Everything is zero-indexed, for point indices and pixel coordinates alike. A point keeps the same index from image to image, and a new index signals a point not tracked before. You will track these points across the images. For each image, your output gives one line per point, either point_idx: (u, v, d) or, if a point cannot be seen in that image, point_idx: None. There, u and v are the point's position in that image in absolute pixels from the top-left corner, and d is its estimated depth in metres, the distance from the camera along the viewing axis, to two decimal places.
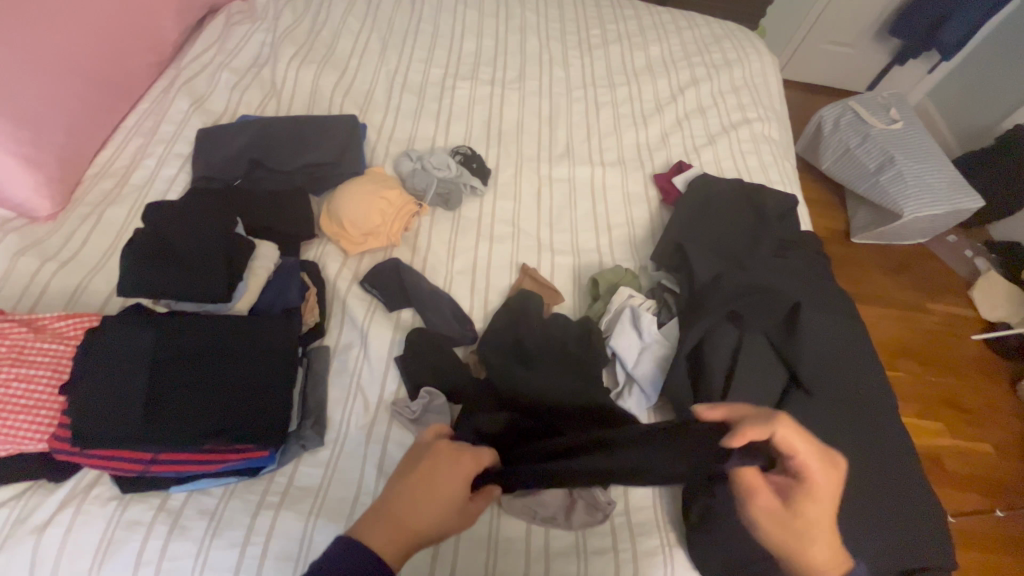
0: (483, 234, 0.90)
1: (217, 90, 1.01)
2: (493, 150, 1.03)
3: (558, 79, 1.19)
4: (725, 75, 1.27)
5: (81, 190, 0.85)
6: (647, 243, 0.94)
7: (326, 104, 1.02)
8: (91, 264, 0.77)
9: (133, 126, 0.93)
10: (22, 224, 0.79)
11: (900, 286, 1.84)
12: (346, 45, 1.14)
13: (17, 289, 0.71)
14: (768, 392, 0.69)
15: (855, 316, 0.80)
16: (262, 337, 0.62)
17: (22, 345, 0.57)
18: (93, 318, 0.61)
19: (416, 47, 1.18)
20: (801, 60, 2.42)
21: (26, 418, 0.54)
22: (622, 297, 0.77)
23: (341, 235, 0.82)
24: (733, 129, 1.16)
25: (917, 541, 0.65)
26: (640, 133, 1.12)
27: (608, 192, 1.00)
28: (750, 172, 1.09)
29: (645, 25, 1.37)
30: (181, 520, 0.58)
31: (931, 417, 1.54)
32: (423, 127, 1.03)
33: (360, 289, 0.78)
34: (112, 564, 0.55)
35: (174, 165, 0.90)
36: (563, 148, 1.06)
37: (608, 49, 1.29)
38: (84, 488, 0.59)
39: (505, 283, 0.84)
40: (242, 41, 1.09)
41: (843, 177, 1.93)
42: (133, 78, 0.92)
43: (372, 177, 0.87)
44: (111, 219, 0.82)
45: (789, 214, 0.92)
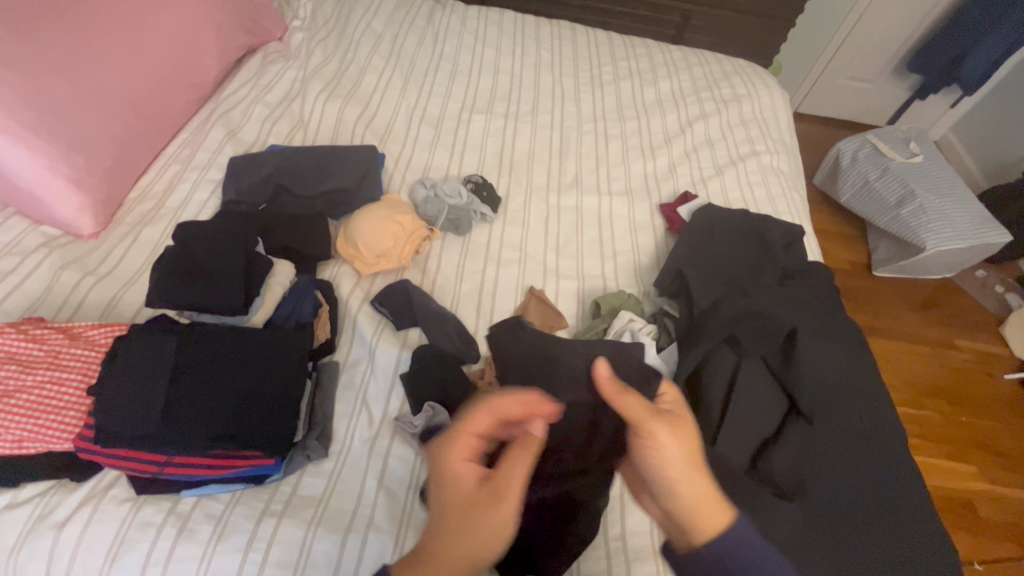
0: (491, 258, 0.93)
1: (251, 121, 1.09)
2: (504, 178, 1.08)
3: (569, 113, 1.25)
4: (734, 109, 1.31)
5: (122, 211, 0.92)
6: (651, 270, 0.96)
7: (349, 134, 1.09)
8: (126, 278, 0.83)
9: (173, 152, 1.01)
10: (67, 241, 0.86)
11: (925, 323, 1.80)
12: (371, 81, 1.22)
13: (58, 301, 0.78)
14: (765, 421, 0.69)
15: (858, 347, 0.80)
16: (277, 349, 0.65)
17: (58, 350, 0.62)
18: (121, 327, 0.65)
19: (436, 83, 1.25)
20: (816, 96, 2.45)
21: (55, 418, 0.58)
22: (621, 321, 0.78)
23: (354, 256, 0.86)
24: (741, 160, 1.18)
25: (927, 562, 0.65)
26: (647, 164, 1.15)
27: (614, 220, 1.03)
28: (758, 202, 1.10)
29: (656, 62, 1.43)
30: (189, 524, 0.61)
31: (962, 460, 1.48)
32: (438, 157, 1.09)
33: (370, 309, 0.82)
34: (122, 563, 0.59)
35: (206, 190, 0.97)
36: (572, 178, 1.10)
37: (619, 84, 1.34)
38: (102, 489, 0.63)
39: (511, 309, 0.86)
40: (275, 77, 1.18)
41: (863, 211, 1.92)
42: (175, 110, 1.01)
43: (387, 203, 0.91)
44: (146, 238, 0.88)
45: (793, 244, 0.93)
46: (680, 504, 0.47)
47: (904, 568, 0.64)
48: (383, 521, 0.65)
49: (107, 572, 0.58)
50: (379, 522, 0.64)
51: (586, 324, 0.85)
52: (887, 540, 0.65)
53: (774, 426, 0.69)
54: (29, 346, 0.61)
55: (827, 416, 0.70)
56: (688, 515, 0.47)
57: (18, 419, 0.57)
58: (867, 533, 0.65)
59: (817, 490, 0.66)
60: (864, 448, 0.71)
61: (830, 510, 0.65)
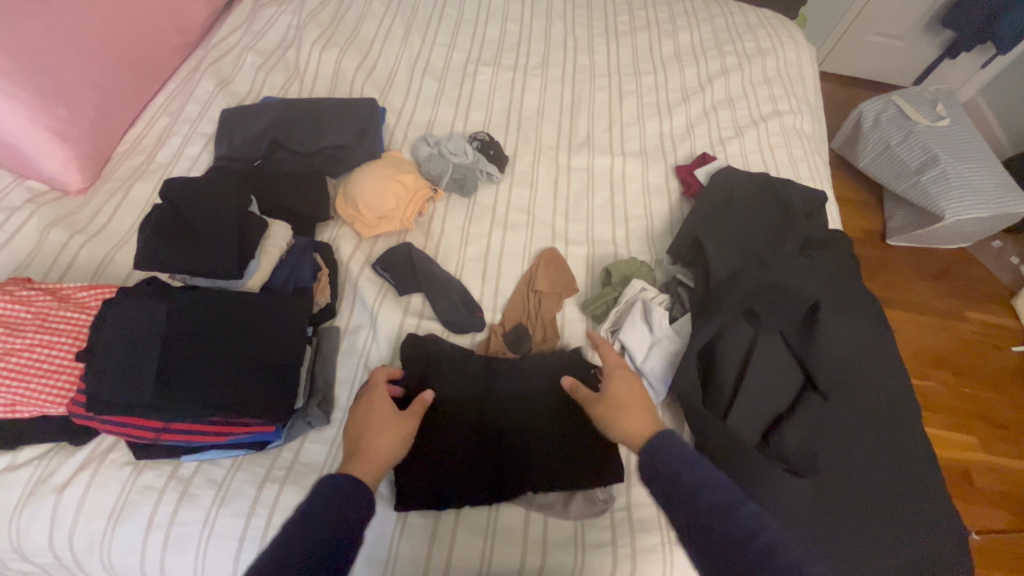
0: (497, 221, 0.89)
1: (243, 71, 1.02)
2: (512, 136, 1.02)
3: (582, 66, 1.17)
4: (758, 65, 1.23)
5: (110, 166, 0.88)
6: (665, 236, 0.91)
7: (348, 86, 1.03)
8: (116, 238, 0.79)
9: (162, 104, 0.96)
10: (54, 197, 0.83)
11: (935, 292, 1.77)
12: (370, 28, 1.14)
13: (47, 261, 0.75)
14: (778, 394, 0.67)
15: (880, 320, 0.77)
16: (274, 314, 0.62)
17: (47, 311, 0.59)
18: (111, 289, 0.63)
19: (440, 32, 1.17)
20: (842, 53, 2.32)
21: (47, 382, 0.56)
22: (634, 290, 0.75)
23: (355, 217, 0.82)
24: (763, 121, 1.12)
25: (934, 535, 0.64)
26: (663, 123, 1.09)
27: (627, 182, 0.98)
28: (778, 166, 1.05)
29: (675, 12, 1.33)
30: (190, 488, 0.61)
31: (962, 430, 1.48)
32: (442, 112, 1.03)
33: (372, 273, 0.79)
34: (125, 526, 0.59)
35: (198, 145, 0.91)
36: (583, 137, 1.04)
37: (636, 35, 1.26)
38: (101, 453, 0.62)
39: (520, 276, 0.83)
40: (268, 23, 1.10)
41: (882, 176, 1.84)
42: (162, 57, 0.95)
43: (388, 161, 0.86)
44: (136, 195, 0.84)
45: (816, 211, 0.88)
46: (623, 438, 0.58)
47: (913, 544, 0.63)
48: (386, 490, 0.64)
49: (111, 534, 0.59)
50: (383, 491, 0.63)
51: (597, 292, 0.82)
52: (897, 517, 0.64)
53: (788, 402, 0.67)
54: (14, 307, 0.58)
55: (844, 392, 0.68)
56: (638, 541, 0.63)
57: (8, 383, 0.55)
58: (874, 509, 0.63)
59: (828, 464, 0.64)
60: (880, 425, 0.68)
61: (841, 487, 0.64)
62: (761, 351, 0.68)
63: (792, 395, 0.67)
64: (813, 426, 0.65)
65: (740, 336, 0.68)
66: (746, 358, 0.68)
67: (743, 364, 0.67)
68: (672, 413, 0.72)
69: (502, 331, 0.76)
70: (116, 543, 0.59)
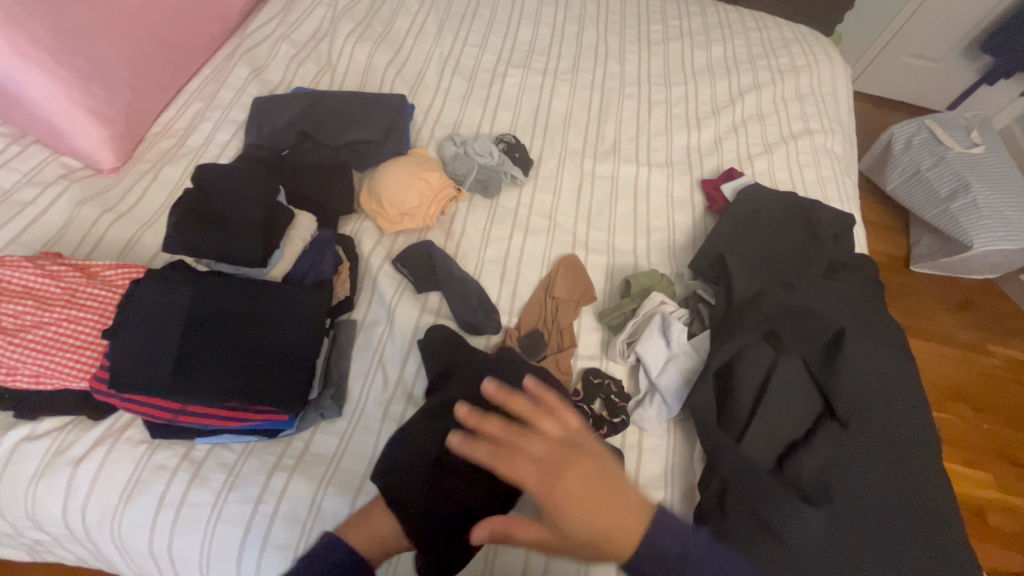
0: (518, 224, 0.89)
1: (276, 61, 1.03)
2: (538, 140, 1.01)
3: (612, 73, 1.16)
4: (791, 81, 1.21)
5: (142, 148, 0.89)
6: (687, 250, 0.90)
7: (378, 81, 1.03)
8: (144, 218, 0.80)
9: (195, 89, 0.97)
10: (86, 175, 0.84)
11: (958, 323, 1.73)
12: (403, 24, 1.14)
13: (77, 237, 0.76)
14: (794, 420, 0.66)
15: (902, 350, 0.75)
16: (296, 305, 0.63)
17: (75, 288, 0.60)
18: (139, 269, 0.63)
19: (472, 32, 1.17)
20: (875, 73, 2.28)
21: (71, 356, 0.57)
22: (653, 303, 0.74)
23: (378, 213, 0.82)
24: (793, 139, 1.10)
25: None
26: (691, 136, 1.08)
27: (651, 193, 0.97)
28: (806, 186, 1.03)
29: (709, 24, 1.32)
30: (202, 471, 0.62)
31: (978, 467, 1.44)
32: (469, 112, 1.03)
33: (391, 269, 0.79)
34: (136, 503, 0.60)
35: (228, 131, 0.92)
36: (609, 144, 1.04)
37: (668, 45, 1.25)
38: (117, 430, 0.63)
39: (538, 281, 0.82)
40: (304, 14, 1.11)
41: (909, 201, 1.81)
42: (197, 43, 0.96)
43: (414, 158, 0.86)
44: (166, 177, 0.85)
45: (844, 234, 0.86)
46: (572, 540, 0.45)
47: None
48: None
49: (122, 510, 0.60)
50: None
51: (614, 302, 0.81)
52: (912, 555, 0.62)
53: (804, 429, 0.66)
54: (46, 282, 0.59)
55: (864, 422, 0.67)
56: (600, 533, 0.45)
57: (35, 354, 0.56)
58: (888, 545, 0.62)
59: (843, 494, 0.62)
60: (899, 456, 0.67)
61: (853, 518, 0.62)
62: (779, 375, 0.66)
63: (809, 421, 0.66)
64: (829, 455, 0.64)
65: (760, 357, 0.67)
66: (764, 381, 0.66)
67: (762, 388, 0.66)
68: (684, 430, 0.72)
69: (517, 335, 0.76)
70: (127, 518, 0.60)
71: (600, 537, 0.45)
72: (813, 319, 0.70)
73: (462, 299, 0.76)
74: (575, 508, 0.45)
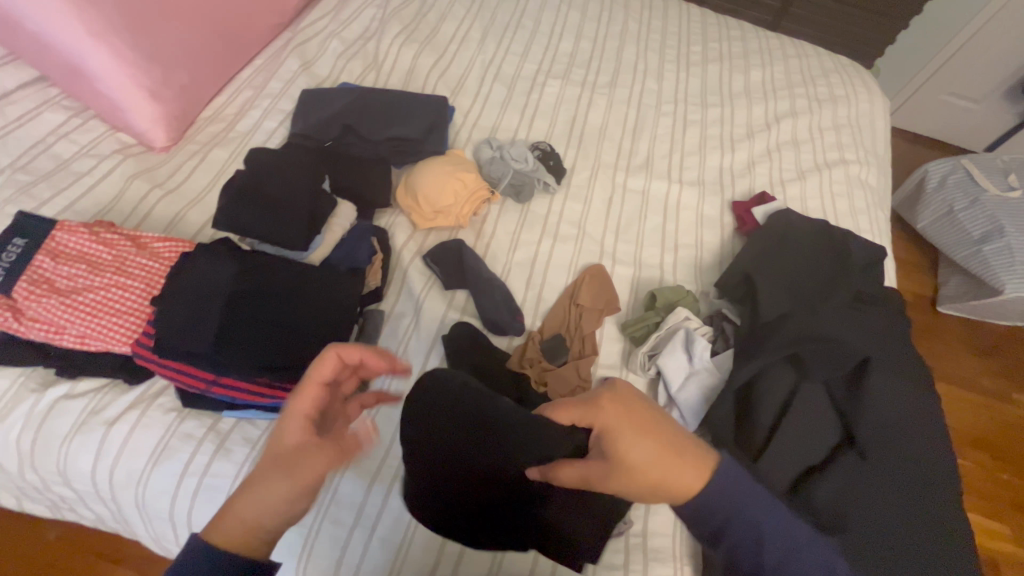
0: (548, 230, 0.90)
1: (325, 56, 1.07)
2: (572, 150, 1.03)
3: (650, 90, 1.18)
4: (828, 110, 1.21)
5: (192, 129, 0.93)
6: (713, 269, 0.91)
7: (421, 82, 1.06)
8: (189, 196, 0.84)
9: (247, 77, 1.01)
10: (139, 151, 0.88)
11: (983, 368, 1.69)
12: (449, 29, 1.17)
13: (127, 209, 0.80)
14: (814, 445, 0.65)
15: (927, 386, 0.74)
16: (330, 287, 0.65)
17: (126, 256, 0.63)
18: (186, 243, 0.66)
19: (515, 41, 1.20)
20: (913, 109, 2.26)
21: (116, 320, 0.60)
22: (678, 318, 0.74)
23: (413, 208, 0.84)
24: (827, 168, 1.10)
25: None
26: (725, 157, 1.08)
27: (681, 211, 0.98)
28: (837, 215, 1.03)
29: (749, 49, 1.33)
30: (226, 443, 0.63)
31: (996, 518, 1.40)
32: (507, 118, 1.05)
33: (421, 264, 0.81)
34: (162, 468, 0.62)
35: (275, 120, 0.96)
36: (642, 160, 1.05)
37: (707, 67, 1.26)
38: (149, 396, 0.65)
39: (564, 288, 0.83)
40: (354, 13, 1.15)
41: (940, 240, 1.78)
42: (253, 34, 1.00)
43: (452, 158, 0.88)
44: (213, 159, 0.89)
45: (874, 266, 0.86)
46: (632, 465, 0.47)
47: None
48: None
49: (148, 473, 0.62)
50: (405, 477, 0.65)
51: (638, 314, 0.81)
52: None
53: (822, 456, 0.65)
54: (100, 248, 0.62)
55: (886, 455, 0.65)
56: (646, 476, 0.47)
57: (84, 316, 0.59)
58: None
59: (860, 525, 0.61)
60: (921, 501, 0.64)
61: (872, 553, 0.60)
62: (801, 397, 0.66)
63: (828, 448, 0.65)
64: (846, 484, 0.63)
65: (783, 377, 0.67)
66: (785, 401, 0.66)
67: (782, 408, 0.66)
68: None
69: (540, 339, 0.77)
70: (152, 482, 0.62)
71: (650, 484, 0.47)
72: (840, 347, 0.70)
73: (489, 299, 0.77)
74: (628, 439, 0.48)
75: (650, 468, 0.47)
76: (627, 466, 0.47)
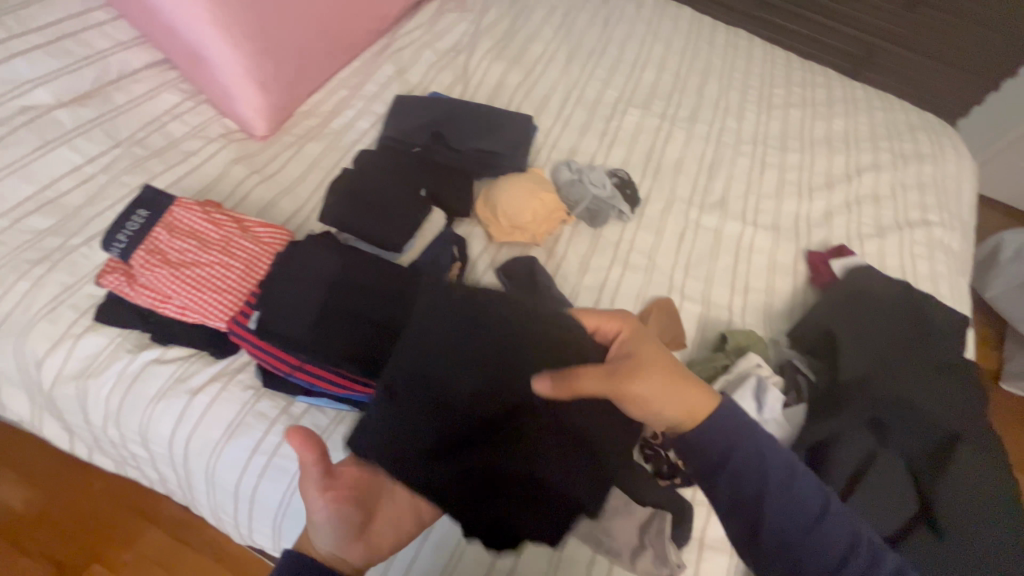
0: (618, 258, 0.90)
1: (418, 64, 1.11)
2: (648, 181, 1.03)
3: (729, 129, 1.17)
4: (913, 168, 1.18)
5: (290, 121, 0.98)
6: (783, 318, 0.89)
7: (506, 99, 1.09)
8: (283, 185, 0.88)
9: (344, 78, 1.06)
10: (240, 137, 0.93)
11: None
12: (537, 50, 1.20)
13: (226, 191, 0.84)
14: (888, 517, 0.62)
15: (1012, 473, 0.70)
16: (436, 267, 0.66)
17: (231, 237, 0.66)
18: (285, 231, 0.69)
19: (599, 67, 1.21)
20: (992, 173, 2.16)
21: (216, 296, 0.63)
22: (749, 364, 0.73)
23: (491, 221, 0.86)
24: (908, 227, 1.06)
25: None
26: (802, 204, 1.06)
27: (753, 254, 0.96)
28: (916, 277, 0.99)
29: (834, 97, 1.31)
30: (297, 427, 0.65)
31: None
32: (586, 142, 1.06)
33: (493, 277, 0.83)
34: (236, 443, 0.65)
35: (367, 121, 1.00)
36: (717, 198, 1.04)
37: (789, 111, 1.24)
38: (230, 371, 0.68)
39: (631, 318, 0.83)
40: (448, 26, 1.19)
41: (1012, 313, 1.69)
42: (355, 37, 1.05)
43: (533, 177, 0.90)
44: (307, 152, 0.93)
45: (958, 336, 0.82)
46: (650, 371, 0.55)
47: None
48: None
49: (222, 445, 0.65)
50: None
51: (705, 354, 0.80)
52: None
53: (895, 529, 0.62)
54: (209, 227, 0.66)
55: (968, 542, 0.62)
56: (662, 385, 0.55)
57: (189, 289, 0.63)
58: None
59: None
60: None
61: None
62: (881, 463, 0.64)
63: (902, 522, 0.63)
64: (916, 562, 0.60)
65: (863, 441, 0.65)
66: (864, 464, 0.64)
67: (860, 471, 0.64)
68: None
69: None
70: (224, 454, 0.65)
71: (668, 392, 0.55)
72: (922, 420, 0.68)
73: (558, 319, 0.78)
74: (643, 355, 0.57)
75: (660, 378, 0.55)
76: (648, 370, 0.55)
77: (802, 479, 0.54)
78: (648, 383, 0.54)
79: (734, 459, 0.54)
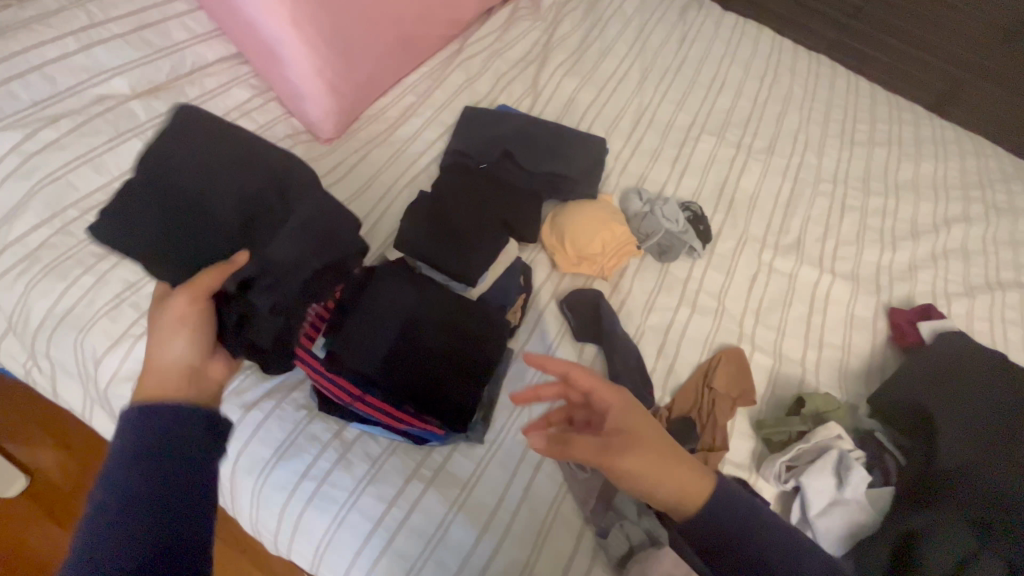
0: (686, 298, 0.85)
1: (488, 73, 1.07)
2: (720, 215, 0.97)
3: (808, 164, 1.10)
4: (1007, 223, 1.09)
5: (356, 125, 0.95)
6: (859, 379, 0.83)
7: (577, 116, 1.05)
8: (346, 193, 0.86)
9: (413, 82, 1.03)
10: (306, 138, 0.91)
11: None
12: (610, 66, 1.15)
13: None
14: None
15: None
16: (479, 309, 0.68)
17: None
18: None
19: (673, 88, 1.16)
20: None
21: None
22: (829, 435, 0.68)
23: (557, 249, 0.82)
24: (1000, 288, 0.98)
25: None
26: (884, 254, 0.99)
27: (830, 305, 0.90)
28: (1008, 346, 0.91)
29: (922, 137, 1.22)
30: (348, 455, 0.63)
31: None
32: (657, 169, 1.01)
33: (556, 309, 0.79)
34: (286, 465, 0.62)
35: (434, 131, 0.97)
36: (793, 239, 0.98)
37: (873, 149, 1.16)
38: (286, 389, 0.67)
39: (698, 365, 0.78)
40: (521, 34, 1.15)
41: None
42: (428, 42, 1.02)
43: (604, 205, 0.86)
44: (372, 159, 0.91)
45: None
46: (648, 466, 0.52)
47: None
48: (519, 534, 0.62)
49: (271, 466, 0.63)
50: (516, 533, 0.62)
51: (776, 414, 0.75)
52: None
53: None
54: None
55: None
56: (663, 479, 0.53)
57: None
58: None
59: None
60: None
61: None
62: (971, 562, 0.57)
63: None
64: None
65: (959, 536, 0.59)
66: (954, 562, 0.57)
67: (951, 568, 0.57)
68: None
69: (668, 417, 0.73)
70: (272, 476, 0.62)
71: (665, 482, 0.53)
72: None
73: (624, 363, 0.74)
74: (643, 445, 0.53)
75: (663, 471, 0.53)
76: (644, 465, 0.52)
77: (769, 532, 0.53)
78: (635, 464, 0.52)
79: (715, 520, 0.53)
